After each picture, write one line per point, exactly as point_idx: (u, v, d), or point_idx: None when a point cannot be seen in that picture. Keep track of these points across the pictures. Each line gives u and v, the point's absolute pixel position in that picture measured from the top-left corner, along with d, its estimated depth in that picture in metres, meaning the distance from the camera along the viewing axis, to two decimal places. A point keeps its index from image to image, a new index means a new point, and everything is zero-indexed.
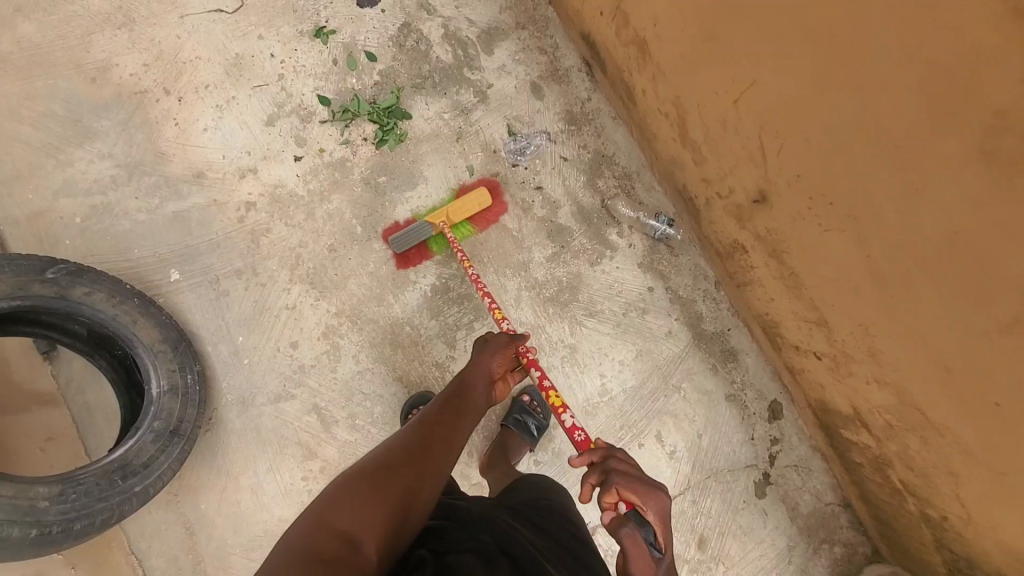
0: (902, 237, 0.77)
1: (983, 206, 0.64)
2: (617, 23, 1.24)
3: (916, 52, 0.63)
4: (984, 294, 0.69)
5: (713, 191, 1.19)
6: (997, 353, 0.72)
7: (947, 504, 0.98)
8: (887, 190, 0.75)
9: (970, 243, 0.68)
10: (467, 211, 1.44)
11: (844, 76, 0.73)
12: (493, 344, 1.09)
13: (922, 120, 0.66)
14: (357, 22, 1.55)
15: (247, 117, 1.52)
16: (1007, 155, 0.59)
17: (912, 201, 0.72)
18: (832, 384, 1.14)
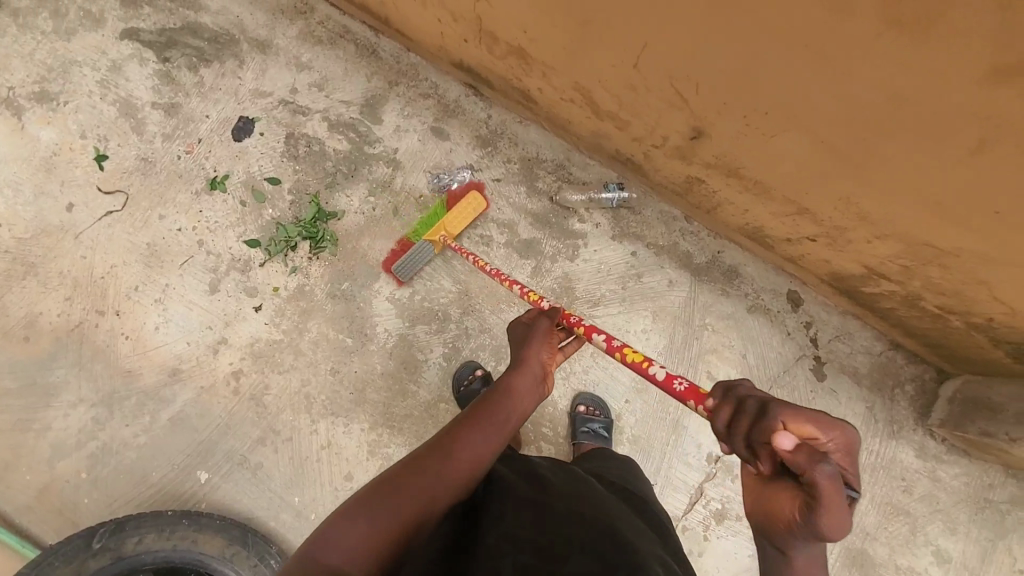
0: (844, 115, 0.80)
1: (908, 65, 0.66)
2: (485, 42, 1.25)
3: None
4: (943, 133, 0.72)
5: (648, 145, 1.22)
6: (975, 176, 0.75)
7: (988, 307, 1.03)
8: (813, 83, 0.78)
9: (910, 99, 0.70)
10: (468, 217, 1.45)
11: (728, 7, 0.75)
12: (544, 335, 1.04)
13: (815, 17, 0.68)
14: (243, 156, 1.54)
15: (191, 296, 1.49)
16: (911, 15, 0.61)
17: (838, 81, 0.75)
18: (837, 256, 1.18)
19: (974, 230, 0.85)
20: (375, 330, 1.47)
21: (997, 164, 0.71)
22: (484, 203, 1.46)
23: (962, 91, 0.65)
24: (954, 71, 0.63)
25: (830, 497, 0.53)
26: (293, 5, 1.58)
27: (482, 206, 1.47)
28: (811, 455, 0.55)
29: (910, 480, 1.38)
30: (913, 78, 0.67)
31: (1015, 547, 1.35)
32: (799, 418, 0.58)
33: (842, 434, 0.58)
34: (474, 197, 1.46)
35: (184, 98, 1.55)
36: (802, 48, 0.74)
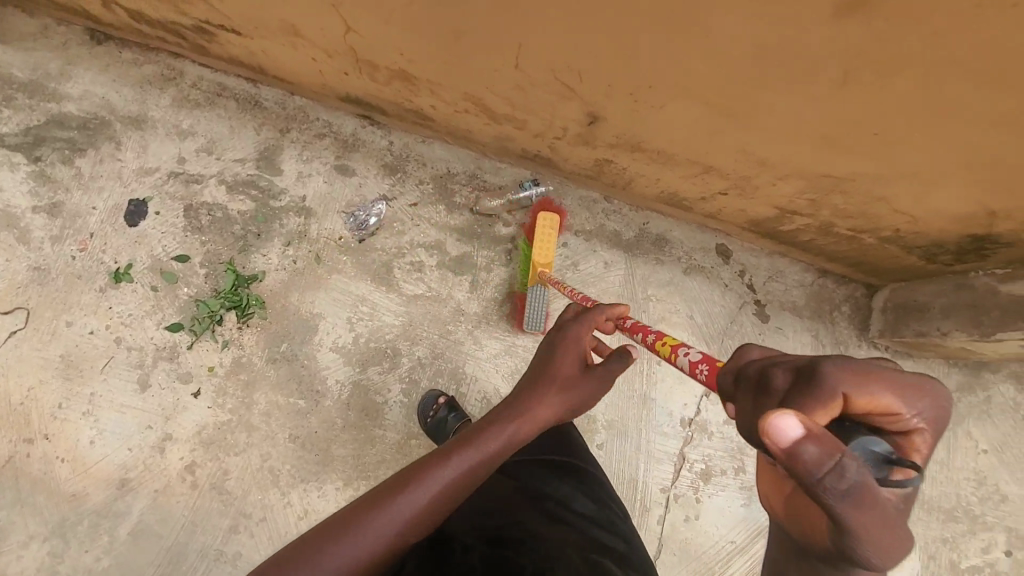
0: (721, 75, 0.82)
1: (763, 18, 0.68)
2: (366, 72, 1.22)
3: None
4: (811, 74, 0.75)
5: (550, 138, 1.23)
6: (854, 105, 0.79)
7: (893, 220, 1.09)
8: (684, 51, 0.80)
9: (774, 49, 0.73)
10: (551, 240, 1.37)
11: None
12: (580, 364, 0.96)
13: None
14: (143, 240, 1.45)
15: (122, 399, 1.39)
16: None
17: (705, 45, 0.77)
18: (750, 203, 1.22)
19: (862, 154, 0.90)
20: (327, 383, 1.42)
21: (864, 91, 0.75)
22: (555, 216, 1.37)
23: (817, 30, 0.67)
24: (804, 17, 0.66)
25: (857, 508, 0.41)
26: (159, 72, 1.50)
27: (555, 220, 1.38)
28: (828, 453, 0.40)
29: None
30: (772, 27, 0.69)
31: (972, 430, 1.43)
32: (854, 393, 0.45)
33: (913, 401, 0.46)
34: (545, 219, 1.36)
35: (64, 193, 1.45)
36: (666, 20, 0.75)
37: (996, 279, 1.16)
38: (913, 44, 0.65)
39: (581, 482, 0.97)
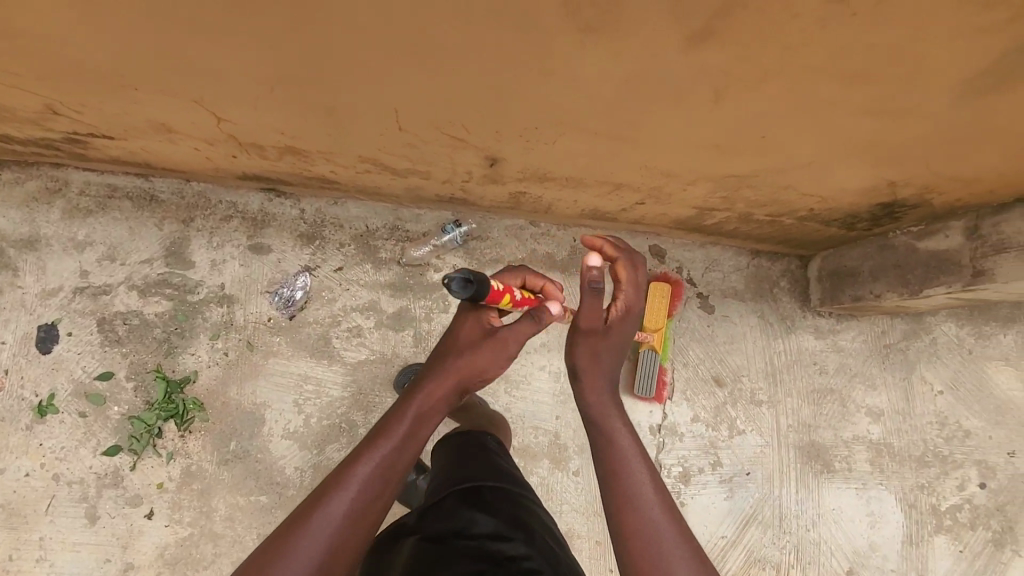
0: (600, 107, 0.81)
1: (622, 55, 0.67)
2: (254, 152, 1.16)
3: (468, 11, 0.62)
4: (682, 96, 0.74)
5: (459, 181, 1.19)
6: (733, 115, 0.78)
7: (804, 202, 1.10)
8: (556, 92, 0.78)
9: (641, 80, 0.72)
10: (663, 308, 1.39)
11: (445, 61, 0.73)
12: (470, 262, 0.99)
13: (520, 44, 0.68)
14: (60, 366, 1.36)
15: (72, 538, 1.31)
16: (596, 20, 0.61)
17: (576, 85, 0.75)
18: (668, 207, 1.21)
19: (757, 154, 0.90)
20: (286, 472, 1.36)
21: (738, 103, 0.75)
22: (667, 286, 1.39)
23: (677, 59, 0.67)
24: (660, 51, 0.65)
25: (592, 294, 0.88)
26: (43, 186, 1.41)
27: (667, 288, 1.40)
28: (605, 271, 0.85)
29: (822, 361, 1.45)
30: (633, 63, 0.68)
31: (925, 375, 1.47)
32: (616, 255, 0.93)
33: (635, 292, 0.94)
34: (656, 287, 1.39)
35: None
36: (530, 71, 0.73)
37: (913, 237, 1.18)
38: (769, 59, 0.65)
39: (489, 503, 0.95)
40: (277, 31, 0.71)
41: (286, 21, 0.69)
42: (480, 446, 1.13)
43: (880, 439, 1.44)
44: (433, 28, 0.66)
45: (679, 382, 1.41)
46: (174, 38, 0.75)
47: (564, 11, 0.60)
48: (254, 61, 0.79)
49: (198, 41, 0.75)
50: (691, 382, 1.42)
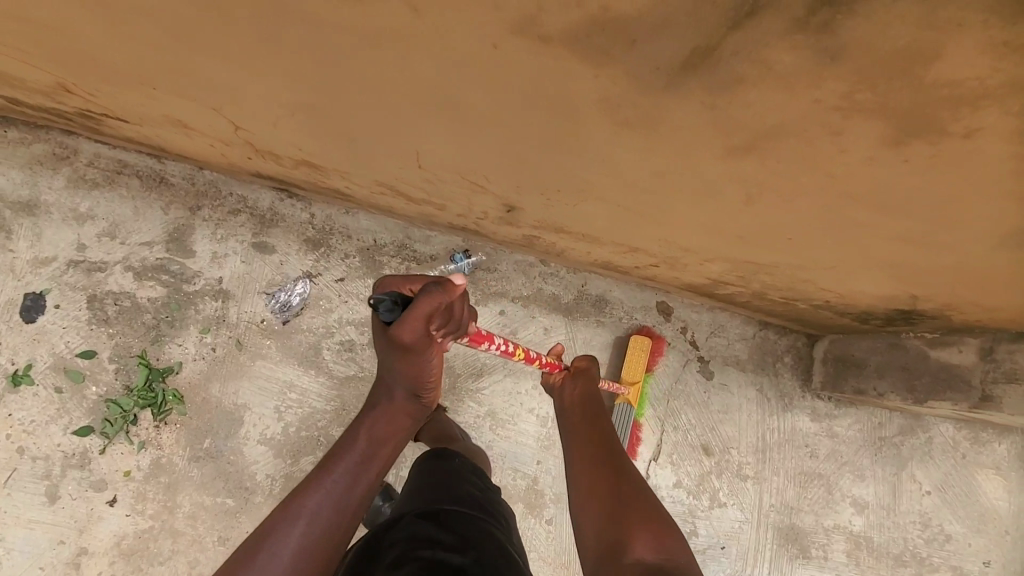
0: (626, 186, 0.78)
1: (658, 151, 0.64)
2: (269, 158, 1.13)
3: (503, 90, 0.59)
4: (713, 192, 0.71)
5: (474, 217, 1.16)
6: (762, 217, 0.75)
7: (822, 294, 1.06)
8: (583, 166, 0.75)
9: (673, 173, 0.69)
10: (641, 363, 1.36)
11: (472, 123, 0.70)
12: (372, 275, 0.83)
13: (554, 125, 0.65)
14: (42, 337, 1.34)
15: (29, 515, 1.29)
16: (638, 119, 0.58)
17: (605, 165, 0.72)
18: (682, 274, 1.18)
19: (778, 250, 0.87)
20: (255, 479, 1.35)
21: (768, 207, 0.72)
22: (647, 341, 1.36)
23: (712, 163, 0.63)
24: (699, 155, 0.62)
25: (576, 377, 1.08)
26: (51, 151, 1.38)
27: (647, 343, 1.38)
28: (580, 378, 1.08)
29: (813, 444, 1.42)
30: (666, 158, 0.65)
31: (916, 473, 1.44)
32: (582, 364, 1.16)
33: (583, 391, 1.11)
34: (637, 341, 1.37)
35: None
36: (559, 145, 0.70)
37: (925, 343, 1.19)
38: (808, 180, 0.62)
39: (449, 517, 0.92)
40: (301, 71, 0.68)
41: (311, 64, 0.65)
42: (460, 466, 1.13)
43: (861, 531, 1.42)
44: (462, 97, 0.63)
45: (666, 445, 1.39)
46: (193, 55, 0.72)
47: (601, 105, 0.57)
48: (274, 88, 0.75)
49: (217, 63, 0.72)
50: (678, 447, 1.39)
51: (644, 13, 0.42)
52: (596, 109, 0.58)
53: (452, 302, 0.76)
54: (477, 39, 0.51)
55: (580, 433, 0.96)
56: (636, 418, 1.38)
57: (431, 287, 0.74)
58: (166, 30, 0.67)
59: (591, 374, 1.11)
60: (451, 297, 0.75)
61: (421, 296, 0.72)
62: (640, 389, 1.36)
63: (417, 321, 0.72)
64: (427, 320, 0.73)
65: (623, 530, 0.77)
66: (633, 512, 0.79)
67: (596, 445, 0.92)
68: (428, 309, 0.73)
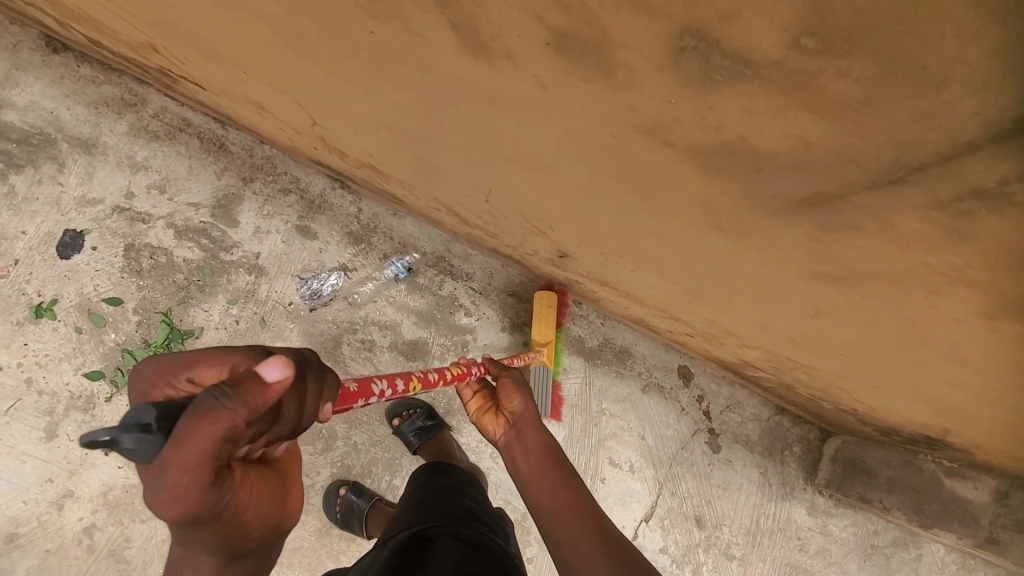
0: (688, 272, 0.79)
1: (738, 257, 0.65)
2: (335, 154, 1.14)
3: (604, 172, 0.61)
4: (777, 299, 0.73)
5: (523, 251, 1.16)
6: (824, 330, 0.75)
7: (852, 402, 1.06)
8: (654, 246, 0.75)
9: (743, 275, 0.70)
10: (551, 317, 1.35)
11: (559, 188, 0.72)
12: (137, 386, 0.58)
13: (643, 210, 0.66)
14: (71, 276, 1.35)
15: (24, 447, 1.31)
16: (732, 228, 0.60)
17: (677, 251, 0.73)
18: (714, 349, 1.17)
19: (821, 357, 0.88)
20: None
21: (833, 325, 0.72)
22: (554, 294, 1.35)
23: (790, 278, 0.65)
24: (777, 269, 0.64)
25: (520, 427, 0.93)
26: (120, 95, 1.39)
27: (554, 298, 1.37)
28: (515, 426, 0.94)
29: (805, 538, 1.40)
30: (747, 264, 0.66)
31: None
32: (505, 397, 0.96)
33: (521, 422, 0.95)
34: (543, 295, 1.35)
35: None
36: (642, 225, 0.70)
37: (941, 471, 1.21)
38: (879, 314, 0.64)
39: (448, 532, 0.91)
40: (411, 109, 0.69)
41: (424, 106, 0.67)
42: (468, 476, 1.17)
43: None
44: (560, 169, 0.65)
45: (660, 509, 1.40)
46: (305, 68, 0.73)
47: (705, 210, 0.59)
48: (373, 111, 0.76)
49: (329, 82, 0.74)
50: (671, 513, 1.40)
51: (783, 152, 0.46)
52: (691, 211, 0.61)
53: (251, 413, 0.50)
54: (598, 129, 0.53)
55: (551, 499, 0.84)
56: (556, 379, 1.39)
57: (215, 391, 0.49)
58: (290, 45, 0.68)
59: (525, 416, 0.94)
60: (253, 405, 0.50)
61: (189, 423, 0.47)
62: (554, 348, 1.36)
63: (194, 465, 0.48)
64: (215, 452, 0.49)
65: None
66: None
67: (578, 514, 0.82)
68: (215, 438, 0.48)
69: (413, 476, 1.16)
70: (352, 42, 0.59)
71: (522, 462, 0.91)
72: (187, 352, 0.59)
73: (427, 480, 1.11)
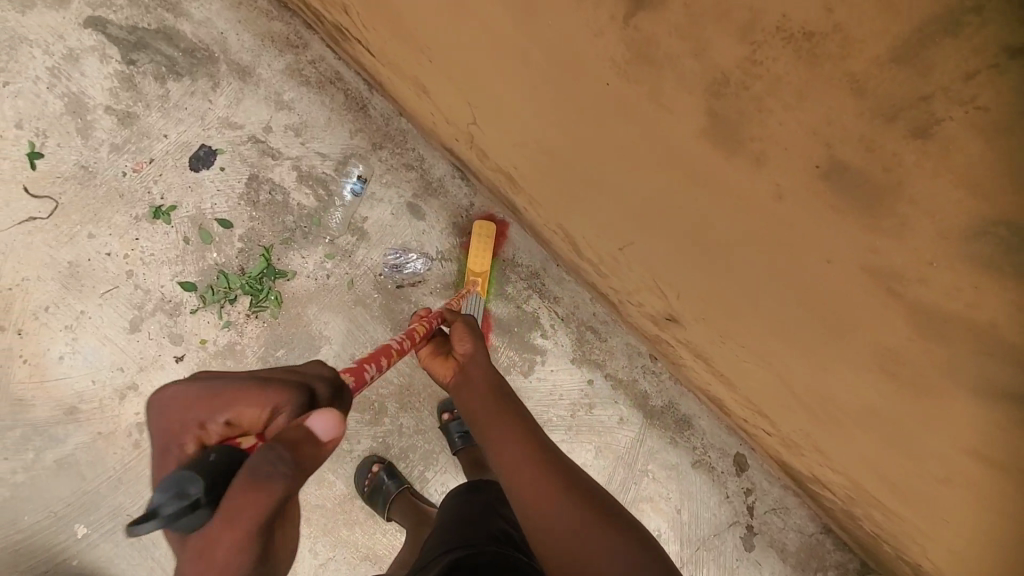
0: (814, 381, 0.81)
1: (881, 386, 0.71)
2: (475, 152, 1.16)
3: (787, 277, 0.70)
4: (911, 436, 0.74)
5: (625, 298, 1.15)
6: (942, 476, 0.75)
7: (918, 557, 1.01)
8: (786, 349, 0.81)
9: (871, 403, 0.75)
10: (487, 249, 1.39)
11: (736, 288, 0.79)
12: (161, 431, 0.61)
13: (798, 321, 0.75)
14: (196, 189, 1.42)
15: (106, 332, 1.39)
16: (900, 366, 0.66)
17: (811, 363, 0.78)
18: (787, 453, 1.14)
19: (912, 504, 0.86)
20: None
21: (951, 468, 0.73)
22: (493, 228, 1.41)
23: (930, 414, 0.69)
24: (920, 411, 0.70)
25: (471, 361, 0.96)
26: (286, 35, 1.45)
27: (490, 231, 1.41)
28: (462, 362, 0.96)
29: None
30: (881, 399, 0.73)
31: None
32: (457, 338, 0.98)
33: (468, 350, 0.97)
34: (481, 226, 1.40)
35: (143, 109, 1.42)
36: (806, 347, 0.77)
37: None
38: None
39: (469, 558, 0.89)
40: (624, 167, 0.77)
41: (637, 173, 0.76)
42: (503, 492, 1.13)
43: None
44: (741, 253, 0.73)
45: None
46: (521, 96, 0.80)
47: (884, 354, 0.67)
48: (568, 152, 0.83)
49: (542, 119, 0.81)
50: None
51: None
52: (864, 348, 0.68)
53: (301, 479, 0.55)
54: (819, 243, 0.62)
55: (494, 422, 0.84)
56: (486, 308, 1.41)
57: (280, 467, 0.53)
58: (526, 78, 0.76)
59: (478, 357, 0.96)
60: (307, 470, 0.56)
61: (243, 492, 0.52)
62: (487, 280, 1.40)
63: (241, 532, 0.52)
64: (250, 529, 0.53)
65: (584, 533, 0.69)
66: (599, 517, 0.72)
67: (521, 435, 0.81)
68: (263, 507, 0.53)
69: (452, 493, 1.16)
70: (603, 98, 0.69)
71: (462, 395, 0.91)
72: (217, 390, 0.63)
73: (458, 500, 1.10)
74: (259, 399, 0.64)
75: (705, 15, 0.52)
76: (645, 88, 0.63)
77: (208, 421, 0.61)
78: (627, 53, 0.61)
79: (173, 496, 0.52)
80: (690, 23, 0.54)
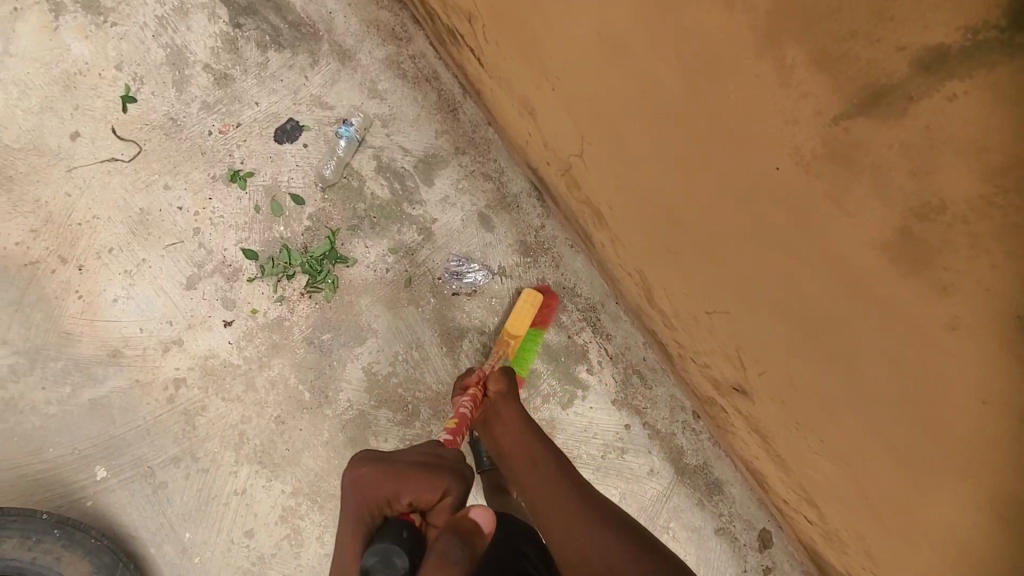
0: (895, 486, 0.81)
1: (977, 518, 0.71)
2: (567, 182, 1.15)
3: (904, 385, 0.71)
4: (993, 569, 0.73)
5: (690, 356, 1.13)
6: None
7: None
8: (872, 449, 0.82)
9: (954, 525, 0.75)
10: (529, 316, 1.34)
11: (841, 387, 0.80)
12: (360, 504, 0.80)
13: (895, 424, 0.76)
14: (276, 160, 1.42)
15: (162, 283, 1.40)
16: (1004, 505, 0.66)
17: (894, 467, 0.80)
18: (824, 544, 1.10)
19: None
20: (337, 395, 1.40)
21: None
22: (540, 297, 1.35)
23: None
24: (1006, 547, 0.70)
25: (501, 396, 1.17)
26: (392, 25, 1.45)
27: (538, 299, 1.36)
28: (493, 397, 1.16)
29: None
30: (974, 535, 0.73)
31: None
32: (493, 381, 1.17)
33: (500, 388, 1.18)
34: (529, 293, 1.35)
35: (240, 73, 1.43)
36: (905, 464, 0.78)
37: None
38: None
39: None
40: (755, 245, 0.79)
41: (775, 256, 0.77)
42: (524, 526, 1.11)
43: None
44: (857, 347, 0.74)
45: None
46: (679, 156, 0.82)
47: (1002, 503, 0.67)
48: (695, 211, 0.86)
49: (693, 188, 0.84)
50: None
51: None
52: (977, 487, 0.69)
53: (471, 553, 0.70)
54: (962, 367, 0.62)
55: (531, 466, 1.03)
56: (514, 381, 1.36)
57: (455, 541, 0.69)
58: (700, 143, 0.77)
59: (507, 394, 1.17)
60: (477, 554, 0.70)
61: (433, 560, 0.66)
62: (521, 344, 1.34)
63: None
64: None
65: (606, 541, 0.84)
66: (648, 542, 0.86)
67: (515, 427, 1.12)
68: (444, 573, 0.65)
69: None
70: (772, 181, 0.70)
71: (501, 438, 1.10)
72: (399, 473, 0.84)
73: None
74: (429, 484, 0.83)
75: (949, 144, 0.52)
76: (825, 185, 0.64)
77: (396, 499, 0.80)
78: (820, 148, 0.62)
79: (389, 559, 0.67)
80: (927, 146, 0.54)
